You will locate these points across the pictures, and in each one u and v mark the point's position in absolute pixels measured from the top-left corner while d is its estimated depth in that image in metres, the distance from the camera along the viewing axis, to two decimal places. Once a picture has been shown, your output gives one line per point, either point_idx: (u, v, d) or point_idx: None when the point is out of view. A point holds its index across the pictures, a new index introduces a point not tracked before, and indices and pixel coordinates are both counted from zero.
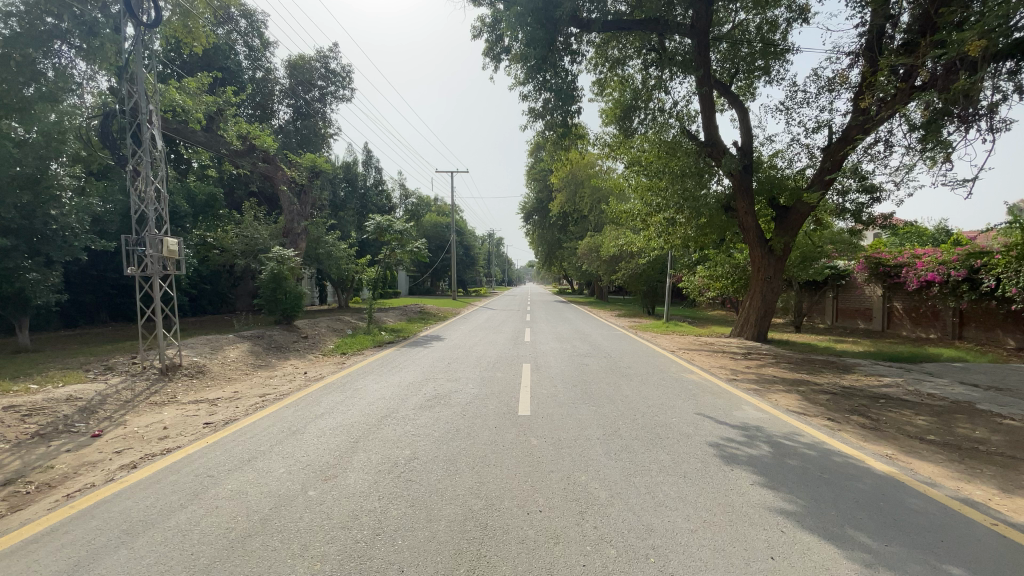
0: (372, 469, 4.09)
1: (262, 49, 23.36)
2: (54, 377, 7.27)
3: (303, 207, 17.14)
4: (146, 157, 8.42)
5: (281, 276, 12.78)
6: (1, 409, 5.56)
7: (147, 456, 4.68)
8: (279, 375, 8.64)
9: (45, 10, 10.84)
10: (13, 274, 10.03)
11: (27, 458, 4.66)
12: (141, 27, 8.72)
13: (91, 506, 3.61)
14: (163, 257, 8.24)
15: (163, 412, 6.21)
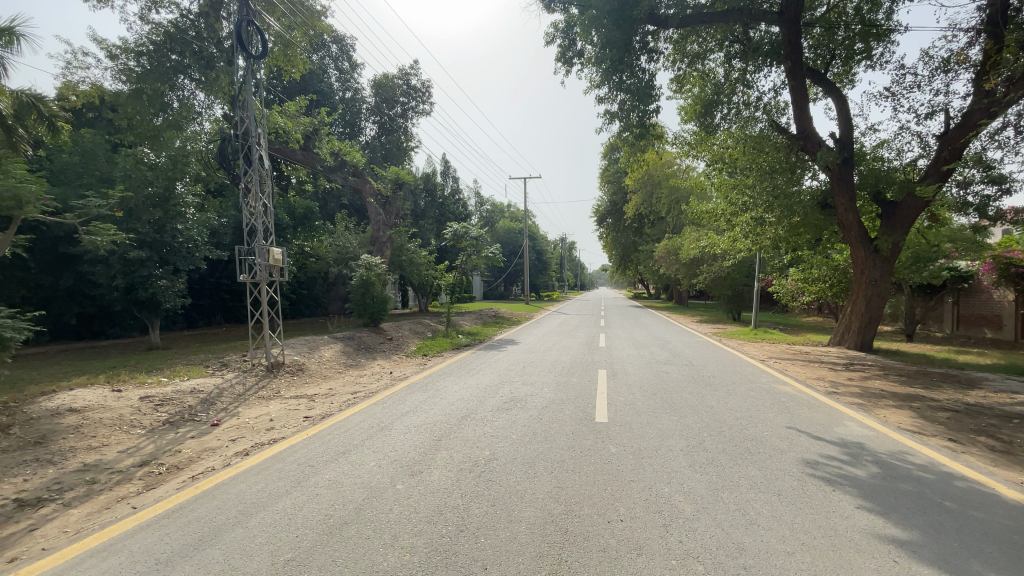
0: (455, 467, 4.23)
1: (350, 71, 25.37)
2: (181, 371, 8.29)
3: (388, 217, 18.20)
4: (255, 175, 9.38)
5: (369, 282, 13.62)
6: (140, 398, 6.41)
7: (257, 445, 5.19)
8: (367, 374, 9.18)
9: (170, 49, 12.36)
10: (149, 281, 11.57)
11: (161, 443, 5.34)
12: (252, 60, 9.77)
13: (211, 488, 4.07)
14: (269, 265, 9.10)
15: (269, 406, 6.85)
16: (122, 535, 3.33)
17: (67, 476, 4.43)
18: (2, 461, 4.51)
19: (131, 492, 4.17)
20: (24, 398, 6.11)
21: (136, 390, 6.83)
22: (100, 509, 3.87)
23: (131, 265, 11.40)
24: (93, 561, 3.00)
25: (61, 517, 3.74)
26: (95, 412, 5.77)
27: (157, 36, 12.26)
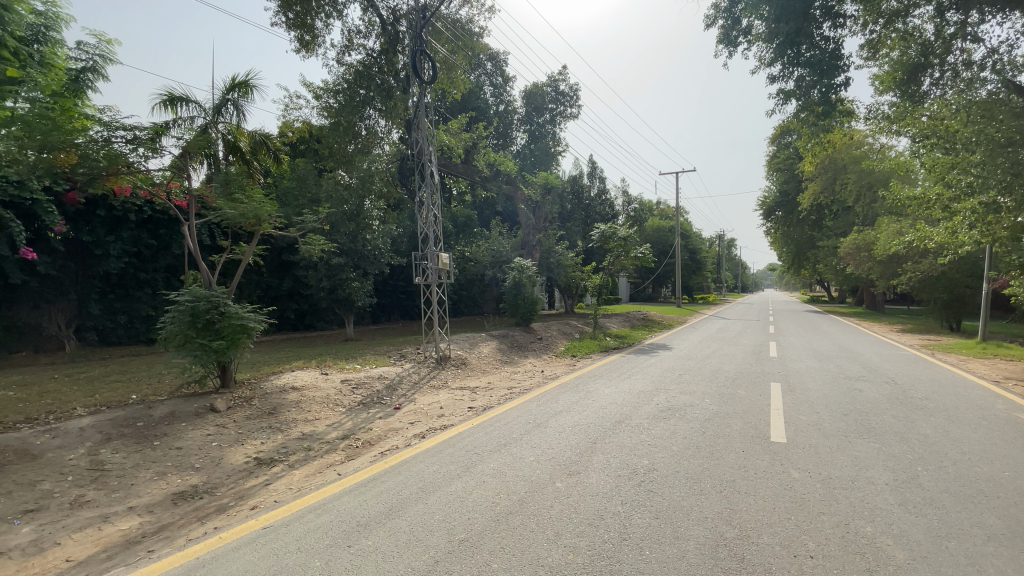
0: (613, 472, 4.16)
1: (504, 85, 26.77)
2: (369, 360, 9.65)
3: (537, 220, 19.50)
4: (427, 189, 10.51)
5: (521, 283, 14.22)
6: (340, 382, 7.59)
7: (431, 430, 5.79)
8: (521, 371, 9.60)
9: (359, 86, 14.38)
10: (344, 283, 13.69)
11: (356, 420, 6.29)
12: (423, 86, 10.93)
13: (395, 465, 4.63)
14: (440, 268, 10.12)
15: (438, 395, 7.59)
16: (331, 496, 4.00)
17: (290, 443, 5.45)
18: (249, 425, 5.73)
19: (337, 460, 4.98)
20: (261, 376, 7.70)
21: (336, 374, 8.12)
22: (313, 473, 4.67)
23: (332, 269, 13.65)
24: (311, 516, 3.64)
25: (288, 476, 4.62)
26: (309, 390, 7.00)
27: (350, 76, 14.37)
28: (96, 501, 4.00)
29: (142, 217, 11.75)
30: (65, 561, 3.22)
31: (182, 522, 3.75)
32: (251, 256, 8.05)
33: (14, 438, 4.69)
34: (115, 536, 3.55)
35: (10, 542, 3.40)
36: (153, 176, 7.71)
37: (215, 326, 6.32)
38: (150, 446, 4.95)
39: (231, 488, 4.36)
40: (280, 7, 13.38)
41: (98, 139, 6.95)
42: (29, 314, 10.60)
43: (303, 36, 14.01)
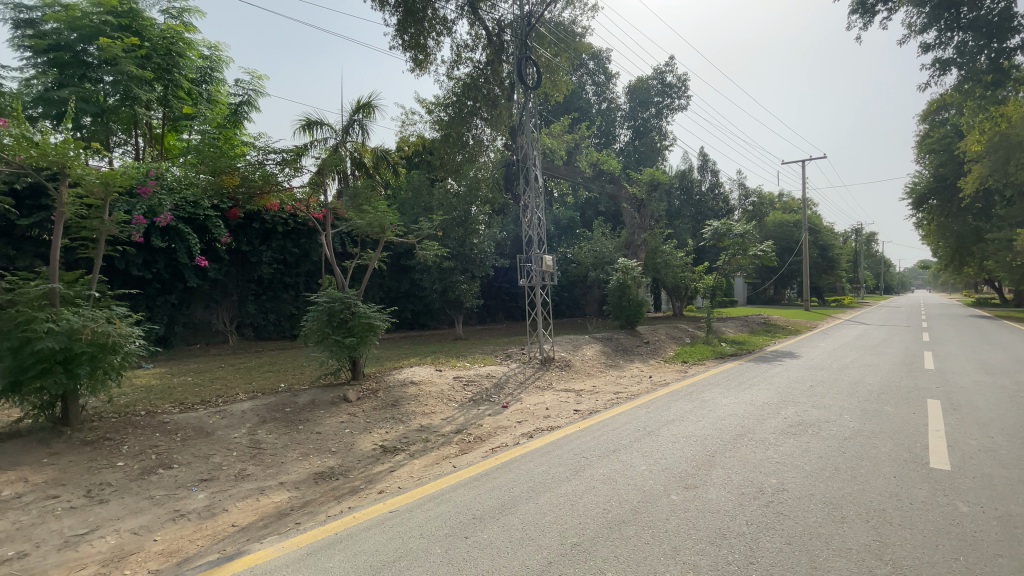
0: (733, 489, 3.89)
1: (607, 83, 26.69)
2: (478, 359, 10.04)
3: (642, 219, 18.85)
4: (532, 194, 10.73)
5: (626, 285, 13.85)
6: (453, 378, 8.01)
7: (538, 431, 5.89)
8: (628, 375, 9.34)
9: (467, 98, 15.01)
10: (454, 285, 14.43)
11: (468, 416, 6.59)
12: (528, 92, 11.17)
13: (505, 463, 4.77)
14: (545, 270, 10.28)
15: (544, 395, 7.68)
16: (448, 487, 4.23)
17: (410, 434, 5.87)
18: (375, 415, 6.28)
19: (451, 454, 5.27)
20: (384, 370, 8.41)
21: (449, 371, 8.59)
22: (431, 463, 5.00)
23: (443, 272, 14.46)
24: (431, 505, 3.88)
25: (409, 464, 4.98)
26: (425, 385, 7.48)
27: (458, 90, 15.06)
28: (255, 475, 4.66)
29: (287, 228, 13.45)
30: (233, 525, 3.77)
31: (321, 499, 4.22)
32: (376, 260, 8.82)
33: (194, 417, 5.62)
34: (270, 507, 4.09)
35: (192, 504, 4.06)
36: (296, 192, 8.80)
37: (347, 324, 7.03)
38: (295, 430, 5.64)
39: (362, 472, 4.82)
40: (396, 31, 14.53)
41: (255, 162, 8.07)
42: (203, 313, 12.66)
43: (417, 56, 15.03)
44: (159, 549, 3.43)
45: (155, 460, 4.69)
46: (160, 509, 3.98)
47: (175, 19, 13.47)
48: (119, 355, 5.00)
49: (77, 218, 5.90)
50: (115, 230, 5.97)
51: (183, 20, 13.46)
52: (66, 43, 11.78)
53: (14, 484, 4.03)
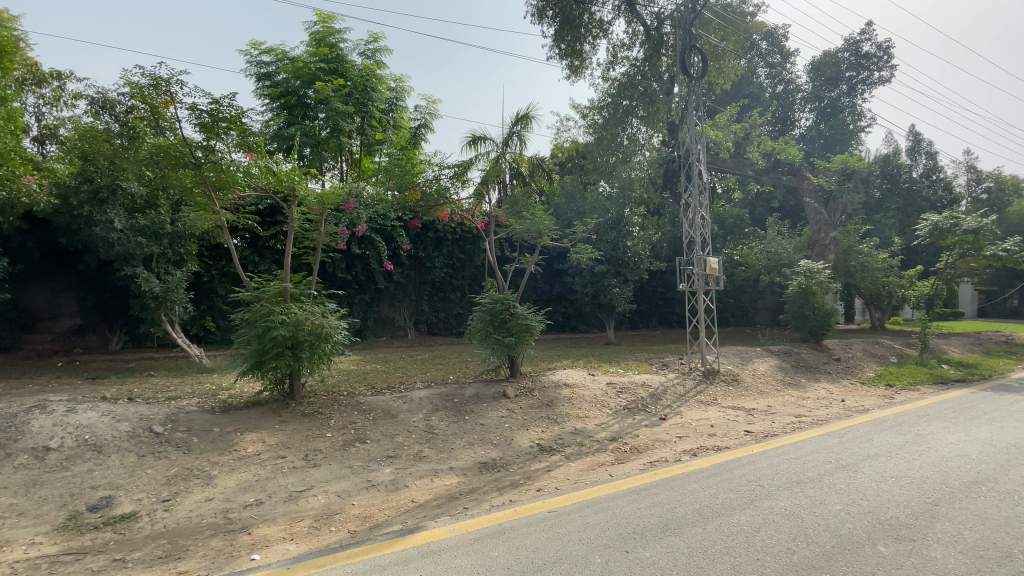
0: (967, 549, 3.08)
1: (782, 63, 23.76)
2: (634, 366, 9.72)
3: (830, 214, 16.29)
4: (694, 191, 10.02)
5: (808, 291, 12.06)
6: (607, 383, 7.88)
7: (702, 449, 5.45)
8: (812, 397, 8.11)
9: (623, 97, 15.13)
10: (606, 289, 14.25)
11: (623, 425, 6.41)
12: (692, 83, 10.49)
13: (667, 479, 4.51)
14: (709, 274, 9.50)
15: (708, 411, 7.10)
16: (606, 496, 4.15)
17: (565, 435, 5.92)
18: (532, 413, 6.48)
19: (608, 461, 5.17)
20: (540, 370, 8.65)
21: (603, 376, 8.46)
22: (587, 468, 4.97)
23: (597, 276, 14.38)
24: (589, 511, 3.84)
25: (565, 466, 5.02)
26: (580, 388, 7.47)
27: (613, 90, 15.14)
28: (429, 457, 5.17)
29: (455, 236, 14.73)
30: (412, 501, 4.23)
31: (485, 488, 4.48)
32: (534, 265, 9.09)
33: (382, 401, 6.48)
34: (442, 489, 4.48)
35: (380, 477, 4.67)
36: (463, 203, 9.60)
37: (506, 324, 7.39)
38: (462, 420, 6.11)
39: (521, 468, 5.00)
40: (553, 42, 14.91)
41: (432, 178, 9.00)
42: (388, 310, 14.56)
43: (573, 62, 15.19)
44: (356, 513, 4.00)
45: (353, 435, 5.52)
46: (357, 478, 4.65)
47: (370, 59, 15.75)
48: (329, 343, 6.00)
49: (302, 231, 7.26)
50: (326, 240, 7.21)
51: (375, 59, 15.67)
52: (293, 89, 14.61)
53: (257, 442, 5.11)
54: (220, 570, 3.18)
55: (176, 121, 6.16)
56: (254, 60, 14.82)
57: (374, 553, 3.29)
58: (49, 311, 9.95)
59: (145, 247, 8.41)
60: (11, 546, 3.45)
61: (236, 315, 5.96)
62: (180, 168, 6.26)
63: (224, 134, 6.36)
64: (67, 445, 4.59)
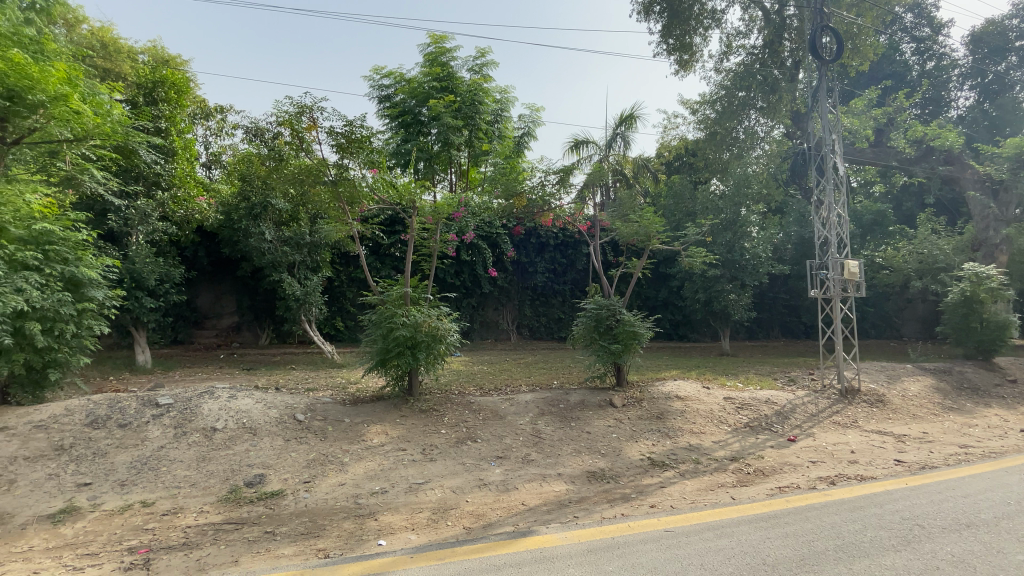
0: None
1: (932, 36, 20.57)
2: (754, 380, 8.92)
3: (1004, 207, 13.67)
4: (829, 187, 9.00)
5: (975, 299, 10.17)
6: (724, 397, 7.31)
7: (842, 478, 4.82)
8: (983, 425, 6.81)
9: (739, 88, 14.08)
10: (720, 295, 13.33)
11: (744, 443, 5.90)
12: (825, 67, 9.45)
13: (800, 508, 4.05)
14: (844, 279, 8.44)
15: (848, 435, 6.28)
16: (729, 520, 3.83)
17: (679, 451, 5.58)
18: (642, 425, 6.22)
19: (728, 483, 4.79)
20: (648, 380, 8.28)
21: (719, 390, 7.87)
22: (705, 488, 4.64)
23: (710, 281, 13.51)
24: (710, 535, 3.58)
25: (680, 484, 4.74)
26: (694, 402, 7.01)
27: (728, 81, 14.17)
28: (537, 461, 5.19)
29: (557, 241, 14.77)
30: (522, 504, 4.26)
31: (595, 499, 4.37)
32: (641, 269, 8.74)
33: (491, 402, 6.66)
34: (551, 495, 4.46)
35: (491, 477, 4.78)
36: (567, 208, 9.58)
37: (613, 331, 7.19)
38: (568, 426, 6.06)
39: (631, 481, 4.81)
40: (661, 37, 14.34)
41: (537, 184, 9.11)
42: (493, 314, 14.96)
43: (682, 57, 14.51)
44: (469, 510, 4.13)
45: (464, 433, 5.73)
46: (469, 475, 4.82)
47: (477, 74, 16.44)
48: (443, 344, 6.33)
49: (418, 239, 7.76)
50: (440, 247, 7.63)
51: (482, 73, 16.30)
52: (409, 108, 15.73)
53: (381, 435, 5.53)
54: (352, 551, 3.46)
55: (316, 144, 6.94)
56: (376, 84, 16.24)
57: (489, 552, 3.37)
58: (214, 311, 11.78)
59: (289, 256, 9.58)
60: (187, 512, 4.07)
61: (363, 317, 6.51)
62: (318, 184, 7.04)
63: (355, 152, 7.03)
64: (229, 426, 5.36)
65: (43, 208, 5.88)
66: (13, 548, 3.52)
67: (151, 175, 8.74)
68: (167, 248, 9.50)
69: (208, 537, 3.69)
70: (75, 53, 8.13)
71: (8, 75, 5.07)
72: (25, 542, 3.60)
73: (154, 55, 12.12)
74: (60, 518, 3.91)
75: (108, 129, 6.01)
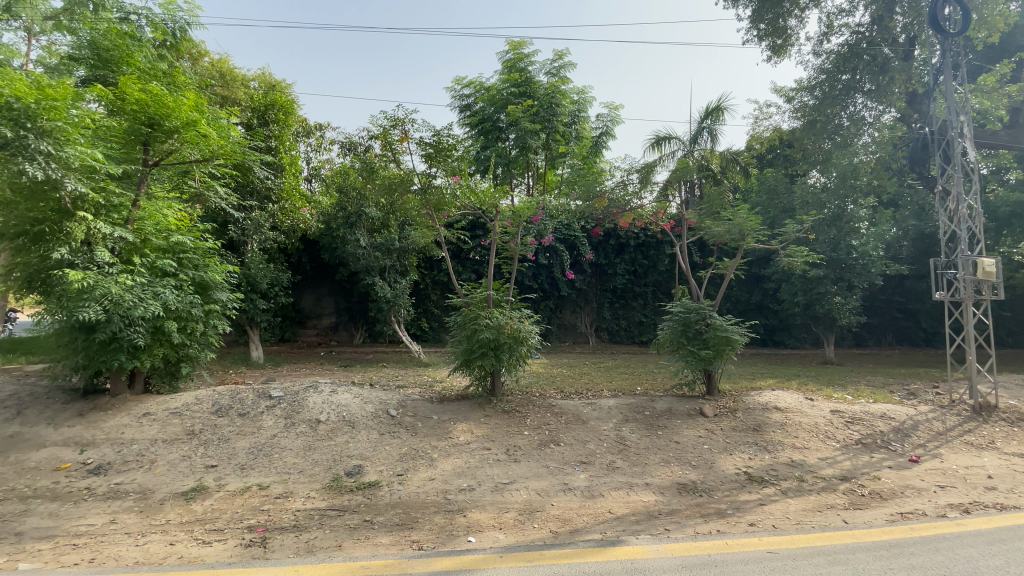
0: None
1: None
2: (865, 392, 8.06)
3: None
4: (958, 175, 7.92)
5: None
6: (831, 410, 6.67)
7: (979, 507, 4.22)
8: None
9: (842, 70, 12.90)
10: (823, 298, 12.23)
11: (856, 462, 5.35)
12: (948, 42, 8.31)
13: (929, 538, 3.59)
14: (978, 279, 7.37)
15: (985, 459, 5.47)
16: (842, 547, 3.49)
17: (780, 467, 5.18)
18: (736, 437, 5.84)
19: (839, 504, 4.36)
20: (741, 389, 7.76)
21: (824, 401, 7.20)
22: (811, 509, 4.26)
23: (811, 283, 12.44)
24: (820, 561, 3.28)
25: (782, 502, 4.39)
26: (795, 414, 6.47)
27: (830, 63, 13.02)
28: (622, 469, 5.05)
29: (638, 242, 14.35)
30: (609, 512, 4.17)
31: (687, 512, 4.17)
32: (733, 270, 8.21)
33: (573, 406, 6.61)
34: (639, 505, 4.32)
35: (576, 482, 4.73)
36: (648, 208, 9.25)
37: (703, 335, 6.83)
38: (655, 434, 5.85)
39: (726, 496, 4.53)
40: (751, 23, 13.44)
41: (618, 183, 8.88)
42: (571, 316, 14.87)
43: (775, 42, 13.51)
44: (555, 514, 4.12)
45: (547, 436, 5.73)
46: (554, 478, 4.81)
47: (555, 76, 16.44)
48: (525, 346, 6.38)
49: (500, 242, 7.92)
50: (520, 250, 7.70)
51: (560, 75, 16.28)
52: (488, 115, 16.07)
53: (467, 433, 5.68)
54: (443, 545, 3.58)
55: (407, 153, 7.31)
56: (457, 94, 16.79)
57: (577, 558, 3.33)
58: (315, 311, 12.85)
59: (380, 260, 10.18)
60: (296, 496, 4.45)
61: (449, 319, 6.74)
62: (407, 191, 7.44)
63: (444, 159, 7.32)
64: (331, 419, 5.79)
65: (178, 221, 6.64)
66: (156, 520, 4.05)
67: (263, 188, 9.72)
68: (276, 255, 10.48)
69: (315, 522, 4.00)
70: (202, 84, 9.23)
71: (150, 105, 5.90)
72: (164, 516, 4.12)
73: (264, 80, 13.44)
74: (191, 496, 4.44)
75: (228, 150, 6.67)
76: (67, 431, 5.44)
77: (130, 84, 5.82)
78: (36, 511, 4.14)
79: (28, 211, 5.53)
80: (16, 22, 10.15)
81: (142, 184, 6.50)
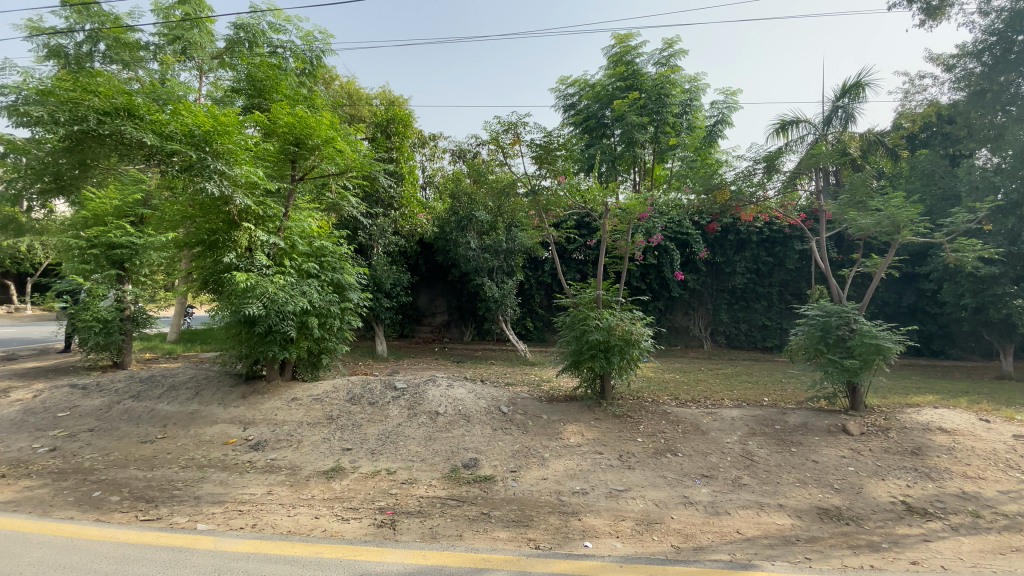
0: None
1: None
2: None
3: None
4: None
5: None
6: (1015, 436, 5.56)
7: None
8: None
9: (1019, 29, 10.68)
10: (999, 300, 10.25)
11: None
12: None
13: None
14: None
15: None
16: None
17: (948, 498, 4.41)
18: (889, 460, 5.11)
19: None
20: (893, 405, 6.77)
21: (1004, 424, 6.03)
22: (993, 551, 3.58)
23: (981, 282, 10.53)
24: None
25: (954, 541, 3.74)
26: (966, 438, 5.49)
27: (1003, 21, 10.84)
28: (749, 486, 4.67)
29: (761, 237, 13.16)
30: (737, 532, 3.87)
31: (831, 541, 3.73)
32: (884, 269, 7.17)
33: (690, 414, 6.26)
34: (773, 527, 3.95)
35: (697, 496, 4.46)
36: (774, 201, 8.48)
37: (846, 343, 6.06)
38: (788, 451, 5.32)
39: (879, 527, 3.98)
40: None
41: (739, 175, 8.21)
42: (683, 319, 14.14)
43: (929, 3, 11.60)
44: (676, 528, 3.92)
45: (663, 445, 5.49)
46: (672, 490, 4.59)
47: (663, 66, 15.69)
48: (637, 349, 6.17)
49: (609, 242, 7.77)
50: (631, 249, 7.42)
51: (669, 65, 15.49)
52: (593, 113, 15.90)
53: (578, 435, 5.65)
54: (560, 547, 3.59)
55: (517, 155, 7.45)
56: (563, 94, 16.85)
57: None
58: (430, 310, 13.65)
59: (490, 261, 10.51)
60: (419, 484, 4.75)
61: (558, 319, 6.74)
62: (515, 194, 7.59)
63: (554, 159, 7.31)
64: (449, 412, 6.09)
65: (318, 227, 7.44)
66: (303, 494, 4.57)
67: (386, 196, 10.55)
68: (397, 257, 11.29)
69: (438, 510, 4.23)
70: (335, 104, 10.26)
71: (296, 126, 6.65)
72: (310, 491, 4.64)
73: (384, 97, 14.57)
74: (331, 475, 4.95)
75: (360, 162, 7.30)
76: (233, 410, 6.37)
77: (281, 110, 6.60)
78: (212, 478, 4.89)
79: (205, 223, 6.55)
80: (191, 63, 11.98)
81: (291, 198, 7.39)
